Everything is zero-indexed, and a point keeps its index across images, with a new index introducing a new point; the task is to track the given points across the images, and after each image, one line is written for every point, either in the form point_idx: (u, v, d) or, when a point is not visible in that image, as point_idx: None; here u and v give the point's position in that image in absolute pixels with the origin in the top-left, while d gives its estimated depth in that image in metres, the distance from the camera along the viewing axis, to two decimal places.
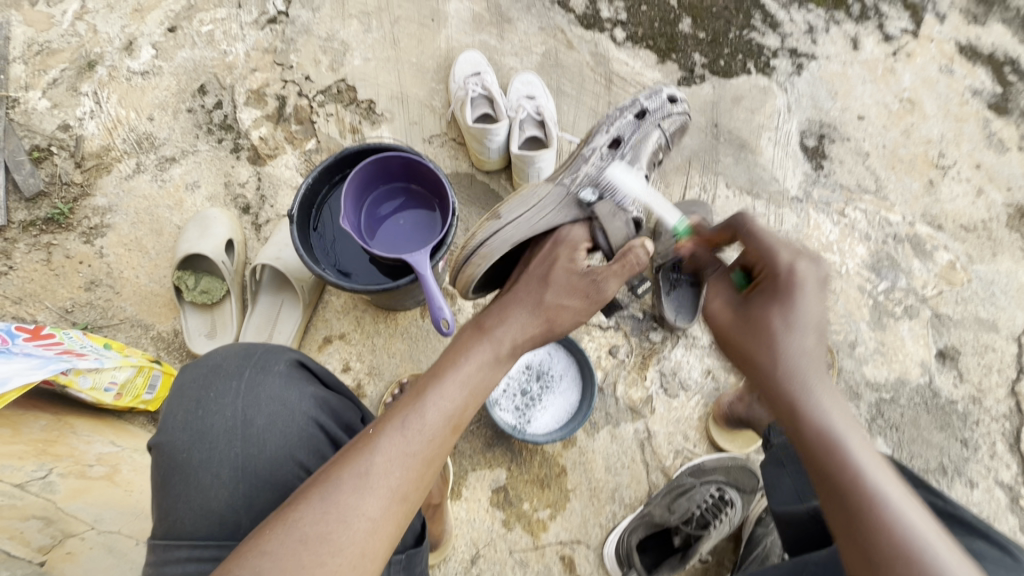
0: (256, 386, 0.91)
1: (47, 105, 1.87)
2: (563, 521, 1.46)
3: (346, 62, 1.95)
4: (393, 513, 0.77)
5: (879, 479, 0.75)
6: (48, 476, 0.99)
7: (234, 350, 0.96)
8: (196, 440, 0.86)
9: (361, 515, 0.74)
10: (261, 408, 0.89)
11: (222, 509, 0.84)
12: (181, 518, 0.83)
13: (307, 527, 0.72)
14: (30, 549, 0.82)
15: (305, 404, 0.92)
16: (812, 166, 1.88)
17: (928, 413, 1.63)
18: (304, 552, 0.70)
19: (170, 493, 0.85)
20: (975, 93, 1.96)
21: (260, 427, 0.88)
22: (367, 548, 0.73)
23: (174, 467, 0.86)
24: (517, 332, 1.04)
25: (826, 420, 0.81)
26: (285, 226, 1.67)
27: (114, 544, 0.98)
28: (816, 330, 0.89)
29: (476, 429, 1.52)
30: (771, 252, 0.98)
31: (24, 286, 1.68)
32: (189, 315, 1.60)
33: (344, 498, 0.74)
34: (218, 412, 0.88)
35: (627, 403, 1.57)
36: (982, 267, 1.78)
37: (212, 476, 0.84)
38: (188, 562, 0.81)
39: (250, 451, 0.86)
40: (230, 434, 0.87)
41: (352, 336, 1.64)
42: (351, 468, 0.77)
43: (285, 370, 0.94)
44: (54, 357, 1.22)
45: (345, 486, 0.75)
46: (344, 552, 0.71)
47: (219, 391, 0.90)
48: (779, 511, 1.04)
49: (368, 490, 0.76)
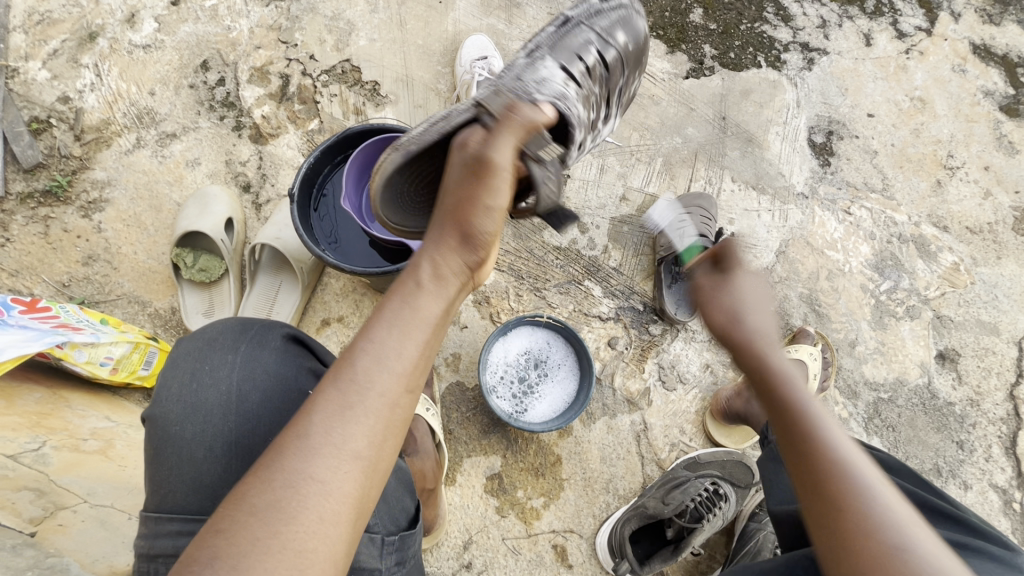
0: (252, 361, 0.91)
1: (47, 76, 1.84)
2: (557, 509, 1.46)
3: (352, 42, 1.92)
4: (350, 473, 0.64)
5: (869, 479, 0.74)
6: (41, 448, 0.98)
7: (229, 324, 0.96)
8: (189, 412, 0.85)
9: (309, 478, 0.63)
10: (257, 384, 0.90)
11: (217, 483, 0.84)
12: (174, 490, 0.82)
13: (256, 497, 0.62)
14: (20, 520, 0.83)
15: (300, 383, 0.94)
16: (819, 163, 1.86)
17: (925, 414, 1.63)
18: (255, 524, 0.60)
19: (162, 465, 0.83)
20: (987, 93, 1.94)
21: (255, 402, 0.89)
22: (325, 513, 0.62)
23: (166, 440, 0.84)
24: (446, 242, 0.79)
25: (820, 428, 0.79)
26: (286, 206, 1.65)
27: (105, 517, 0.98)
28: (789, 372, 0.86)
29: (472, 415, 1.51)
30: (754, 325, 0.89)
31: (21, 259, 1.67)
32: (187, 292, 1.60)
33: (286, 464, 0.63)
34: (213, 385, 0.87)
35: (625, 394, 1.57)
36: (986, 270, 1.77)
37: (205, 449, 0.84)
38: (179, 536, 0.80)
39: (245, 425, 0.87)
40: (225, 408, 0.86)
41: (350, 319, 1.64)
42: (291, 430, 0.65)
43: (281, 347, 0.95)
44: (50, 330, 1.21)
45: (286, 451, 0.64)
46: (308, 527, 0.61)
47: (213, 363, 0.89)
48: (775, 510, 1.06)
49: (315, 452, 0.64)
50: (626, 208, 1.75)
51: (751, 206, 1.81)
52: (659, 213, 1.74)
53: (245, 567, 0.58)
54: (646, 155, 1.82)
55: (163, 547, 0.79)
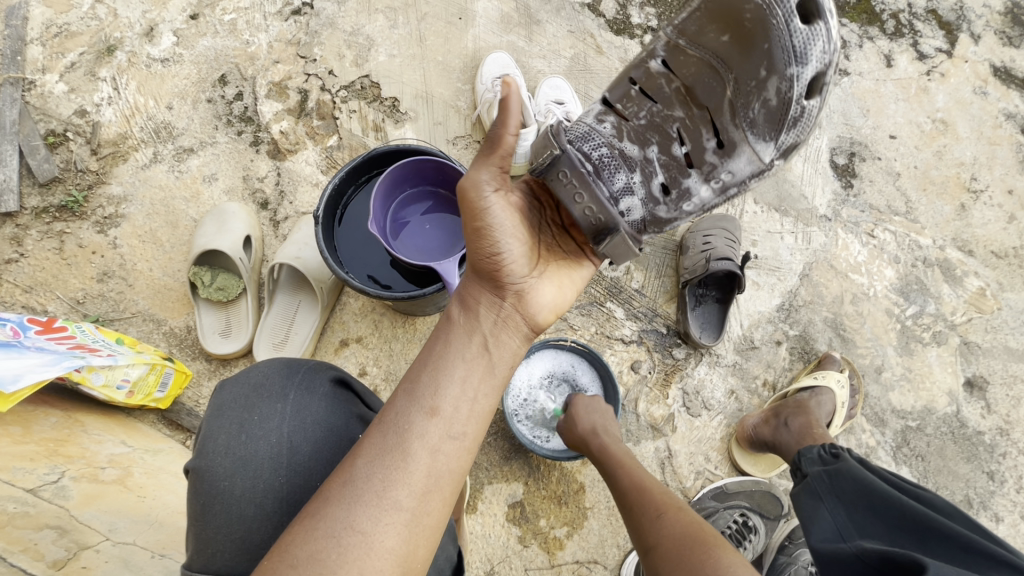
0: (302, 410, 0.90)
1: (64, 89, 1.83)
2: (580, 540, 1.42)
3: (371, 58, 1.90)
4: (388, 524, 0.76)
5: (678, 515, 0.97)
6: (60, 480, 0.96)
7: (275, 365, 0.93)
8: (240, 466, 0.83)
9: (350, 527, 0.75)
10: (307, 435, 0.89)
11: (267, 541, 0.83)
12: (222, 549, 0.81)
13: (302, 548, 0.73)
14: (44, 564, 0.77)
15: (349, 430, 0.94)
16: (842, 184, 1.84)
17: (954, 443, 1.60)
18: (297, 575, 0.71)
19: (210, 522, 0.82)
20: (1009, 116, 1.93)
21: (306, 455, 0.87)
22: (365, 566, 0.73)
23: (214, 494, 0.82)
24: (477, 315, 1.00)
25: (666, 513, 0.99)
26: (305, 224, 1.63)
27: (129, 555, 0.91)
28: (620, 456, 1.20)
29: (493, 441, 1.48)
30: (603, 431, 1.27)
31: (35, 275, 1.64)
32: (204, 311, 1.57)
33: (334, 512, 0.76)
34: (264, 437, 0.85)
35: (648, 420, 1.54)
36: (1012, 295, 1.75)
37: (256, 507, 0.83)
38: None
39: (296, 481, 0.86)
40: (276, 461, 0.85)
41: (369, 340, 1.61)
42: (338, 480, 0.78)
43: (330, 394, 0.94)
44: (67, 353, 1.19)
45: (331, 498, 0.77)
46: (346, 569, 0.72)
47: (264, 414, 0.86)
48: (818, 548, 1.00)
49: (357, 500, 0.76)
50: None
51: (774, 228, 1.79)
52: (682, 237, 1.69)
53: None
54: None
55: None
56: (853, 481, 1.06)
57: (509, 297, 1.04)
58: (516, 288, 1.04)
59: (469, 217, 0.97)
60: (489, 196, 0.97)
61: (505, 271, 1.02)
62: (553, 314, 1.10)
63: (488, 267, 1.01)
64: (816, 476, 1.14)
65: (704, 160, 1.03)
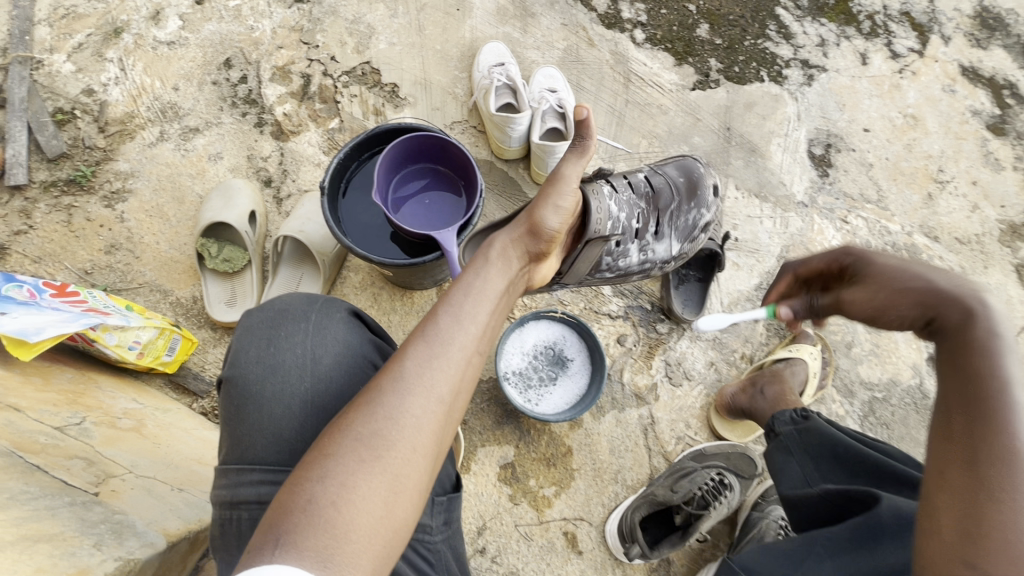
0: (322, 329, 0.95)
1: (72, 69, 1.88)
2: (568, 498, 1.51)
3: (372, 45, 1.98)
4: (434, 415, 0.78)
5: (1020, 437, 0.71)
6: (83, 423, 1.03)
7: (298, 296, 1.01)
8: (269, 373, 0.90)
9: (405, 413, 0.76)
10: (328, 349, 0.94)
11: (292, 438, 0.87)
12: (254, 444, 0.86)
13: (361, 427, 0.74)
14: (82, 481, 0.87)
15: (366, 350, 0.98)
16: (818, 173, 1.95)
17: (917, 413, 1.71)
18: (361, 448, 0.72)
19: (243, 421, 0.88)
20: (975, 113, 2.05)
21: (328, 366, 0.92)
22: (416, 445, 0.75)
23: (246, 398, 0.89)
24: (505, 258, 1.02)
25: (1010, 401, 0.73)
26: (309, 200, 1.70)
27: (152, 487, 1.00)
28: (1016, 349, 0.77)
29: (486, 407, 1.57)
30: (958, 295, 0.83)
31: (44, 246, 1.70)
32: (210, 282, 1.64)
33: (384, 399, 0.76)
34: (289, 349, 0.92)
35: (633, 389, 1.63)
36: (973, 279, 1.86)
37: (284, 406, 0.88)
38: (261, 484, 0.84)
39: (320, 386, 0.90)
40: (300, 370, 0.91)
41: (369, 311, 1.68)
42: (389, 374, 0.79)
43: (347, 318, 0.99)
44: (83, 313, 1.25)
45: (384, 389, 0.77)
46: (397, 448, 0.73)
47: (289, 330, 0.94)
48: (788, 495, 1.13)
49: (409, 391, 0.77)
50: None
51: (754, 213, 1.89)
52: None
53: (354, 483, 0.70)
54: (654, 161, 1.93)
55: (246, 495, 0.84)
56: (820, 436, 1.16)
57: (535, 259, 1.10)
58: (540, 255, 1.10)
59: (550, 193, 1.10)
60: (568, 191, 1.11)
61: (545, 242, 1.09)
62: (542, 282, 1.21)
63: (535, 230, 1.07)
64: (785, 432, 1.23)
65: (643, 237, 1.44)
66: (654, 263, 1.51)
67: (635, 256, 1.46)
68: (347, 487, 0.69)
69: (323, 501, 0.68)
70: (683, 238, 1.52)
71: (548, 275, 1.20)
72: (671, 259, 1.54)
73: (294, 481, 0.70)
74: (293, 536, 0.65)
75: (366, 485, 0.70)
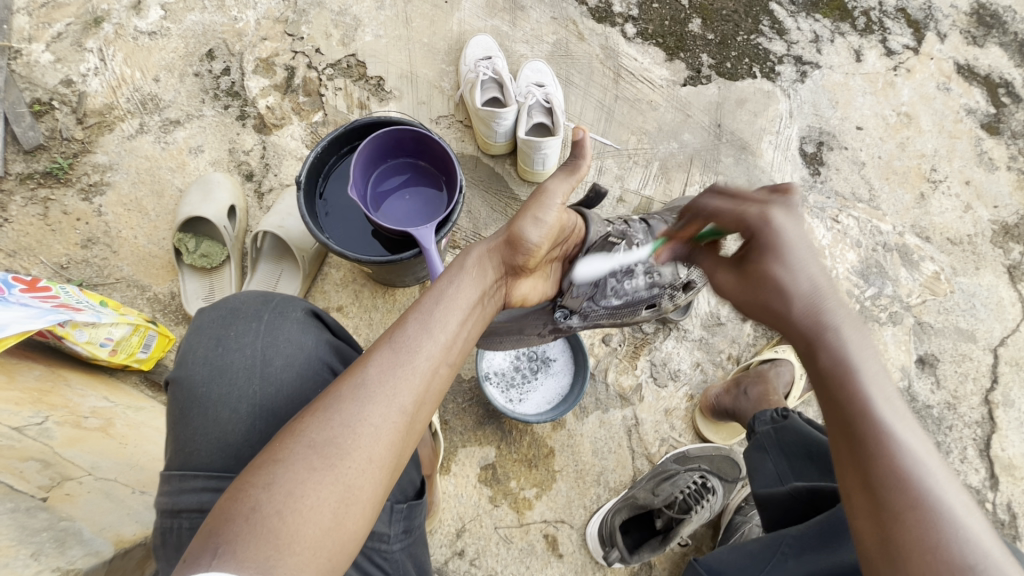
0: (274, 329, 0.95)
1: (51, 59, 1.84)
2: (549, 500, 1.49)
3: (358, 37, 1.94)
4: (394, 426, 0.76)
5: (889, 416, 0.77)
6: (44, 422, 0.99)
7: (253, 296, 1.01)
8: (216, 375, 0.90)
9: (363, 421, 0.73)
10: (280, 350, 0.93)
11: (238, 442, 0.87)
12: (198, 449, 0.86)
13: (315, 434, 0.71)
14: (30, 485, 0.85)
15: (320, 350, 0.97)
16: (810, 172, 1.92)
17: None
18: (314, 456, 0.70)
19: (189, 425, 0.88)
20: (970, 112, 2.02)
21: (278, 367, 0.92)
22: (373, 455, 0.73)
23: (193, 400, 0.89)
24: (477, 273, 0.99)
25: (846, 353, 0.81)
26: (289, 195, 1.67)
27: (109, 490, 0.99)
28: (815, 263, 0.87)
29: (468, 407, 1.54)
30: (738, 215, 0.92)
31: (19, 240, 1.67)
32: (188, 278, 1.61)
33: (343, 406, 0.74)
34: (238, 350, 0.92)
35: (617, 390, 1.60)
36: (965, 280, 1.84)
37: (230, 410, 0.88)
38: (203, 491, 0.83)
39: (268, 389, 0.90)
40: (249, 372, 0.91)
41: (350, 309, 1.66)
42: (349, 381, 0.76)
43: (303, 318, 0.99)
44: (51, 309, 1.21)
45: (344, 396, 0.75)
46: (352, 457, 0.71)
47: (239, 331, 0.94)
48: (760, 494, 1.12)
49: (369, 399, 0.75)
50: (622, 208, 1.86)
51: None
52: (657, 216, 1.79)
53: (302, 492, 0.67)
54: (643, 158, 1.90)
55: (188, 503, 0.82)
56: (796, 433, 1.15)
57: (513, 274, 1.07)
58: (518, 268, 1.08)
59: (531, 207, 1.04)
60: (553, 206, 1.05)
61: (524, 256, 1.06)
62: (521, 301, 1.17)
63: (514, 244, 1.04)
64: (763, 432, 1.20)
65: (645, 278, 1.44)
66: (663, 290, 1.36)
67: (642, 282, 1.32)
68: (295, 495, 0.67)
69: (268, 509, 0.65)
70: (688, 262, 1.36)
71: (527, 293, 1.17)
72: (682, 286, 1.38)
73: (240, 488, 0.68)
74: (233, 546, 0.62)
75: (315, 494, 0.68)
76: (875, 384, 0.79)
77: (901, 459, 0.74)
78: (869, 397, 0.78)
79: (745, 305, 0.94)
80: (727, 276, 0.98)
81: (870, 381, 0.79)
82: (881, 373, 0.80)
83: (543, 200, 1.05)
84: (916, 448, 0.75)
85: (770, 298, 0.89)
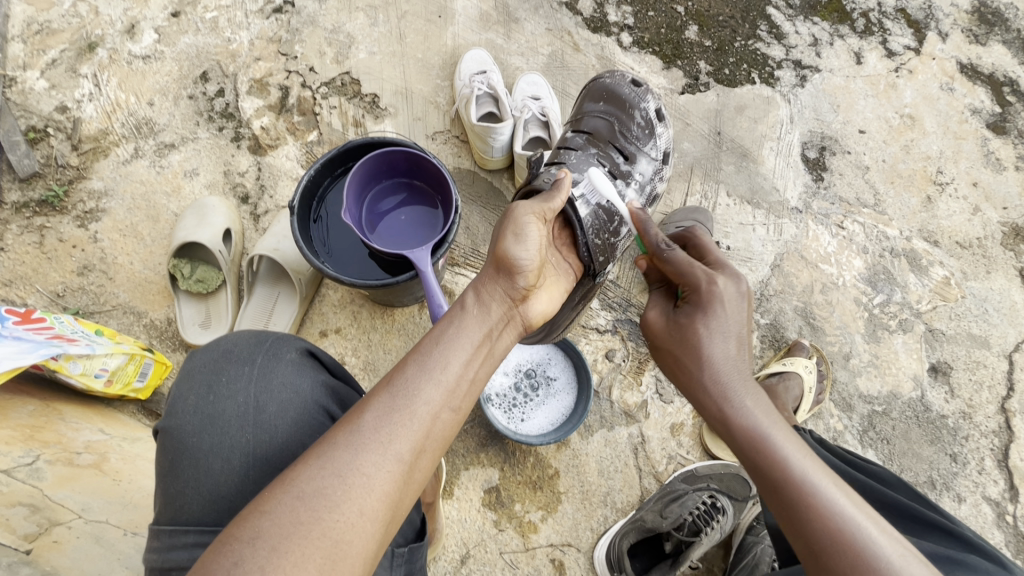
0: (268, 372, 0.93)
1: (45, 86, 1.84)
2: (554, 523, 1.46)
3: (351, 54, 1.93)
4: (389, 475, 0.73)
5: (805, 469, 0.81)
6: (35, 462, 0.99)
7: (246, 336, 0.99)
8: (207, 424, 0.88)
9: (356, 471, 0.71)
10: (274, 395, 0.91)
11: (231, 495, 0.85)
12: (189, 503, 0.84)
13: (305, 484, 0.69)
14: (15, 537, 0.85)
15: (317, 393, 0.95)
16: (812, 178, 1.88)
17: (919, 427, 1.66)
18: (301, 508, 0.67)
19: (178, 477, 0.85)
20: (975, 111, 1.98)
21: (272, 414, 0.90)
22: (365, 508, 0.70)
23: (183, 451, 0.86)
24: (458, 317, 0.94)
25: (751, 417, 0.88)
26: (285, 217, 1.65)
27: (101, 533, 0.98)
28: (734, 334, 0.97)
29: (470, 428, 1.51)
30: (687, 270, 1.02)
31: (15, 269, 1.66)
32: (184, 303, 1.61)
33: (336, 455, 0.72)
34: (230, 396, 0.90)
35: (622, 407, 1.57)
36: (976, 284, 1.80)
37: (223, 461, 0.86)
38: (195, 548, 0.82)
39: (262, 438, 0.88)
40: (242, 420, 0.89)
41: (348, 330, 1.64)
42: (344, 428, 0.75)
43: (297, 359, 0.97)
44: (45, 342, 1.18)
45: (338, 443, 0.73)
46: (342, 509, 0.69)
47: (230, 376, 0.92)
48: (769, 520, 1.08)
49: (363, 447, 0.73)
50: None
51: (747, 220, 1.83)
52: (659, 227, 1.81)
53: (286, 548, 0.65)
54: None
55: (178, 560, 0.81)
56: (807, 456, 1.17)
57: (517, 298, 1.04)
58: (523, 292, 1.04)
59: (509, 227, 1.04)
60: (527, 220, 1.05)
61: (523, 277, 1.03)
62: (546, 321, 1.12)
63: (506, 268, 1.02)
64: None
65: (636, 177, 1.46)
66: (640, 180, 1.46)
67: (634, 192, 1.45)
68: (278, 550, 0.64)
69: (251, 564, 0.63)
70: (630, 142, 1.47)
71: (546, 307, 1.11)
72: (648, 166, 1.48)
73: (223, 541, 0.65)
74: None
75: (300, 548, 0.65)
76: (786, 442, 0.85)
77: (833, 521, 0.76)
78: (785, 457, 0.83)
79: (666, 349, 1.03)
80: (658, 316, 1.07)
81: (784, 444, 0.84)
82: (785, 428, 0.87)
83: (517, 223, 1.04)
84: (844, 501, 0.77)
85: (686, 354, 0.98)
